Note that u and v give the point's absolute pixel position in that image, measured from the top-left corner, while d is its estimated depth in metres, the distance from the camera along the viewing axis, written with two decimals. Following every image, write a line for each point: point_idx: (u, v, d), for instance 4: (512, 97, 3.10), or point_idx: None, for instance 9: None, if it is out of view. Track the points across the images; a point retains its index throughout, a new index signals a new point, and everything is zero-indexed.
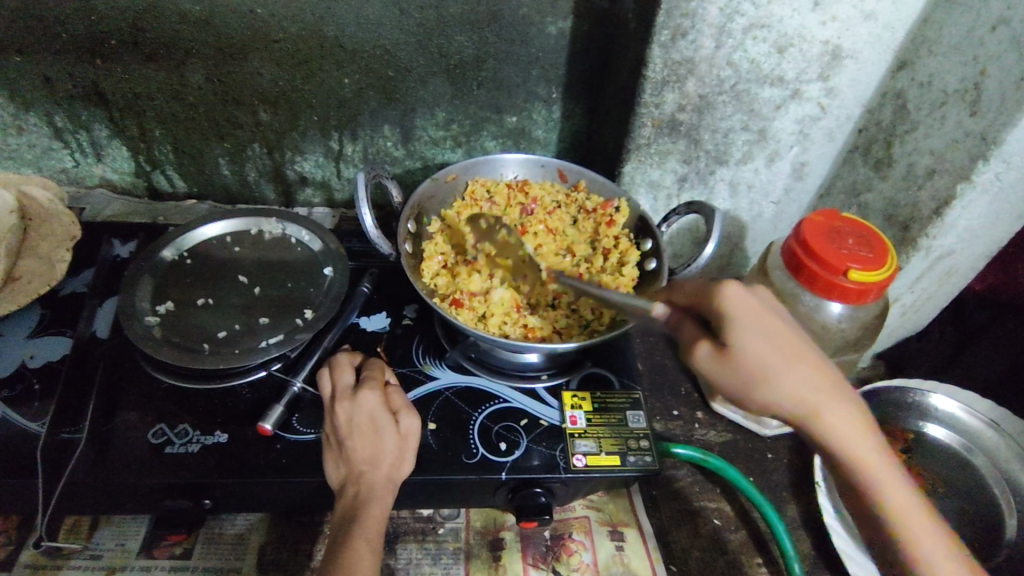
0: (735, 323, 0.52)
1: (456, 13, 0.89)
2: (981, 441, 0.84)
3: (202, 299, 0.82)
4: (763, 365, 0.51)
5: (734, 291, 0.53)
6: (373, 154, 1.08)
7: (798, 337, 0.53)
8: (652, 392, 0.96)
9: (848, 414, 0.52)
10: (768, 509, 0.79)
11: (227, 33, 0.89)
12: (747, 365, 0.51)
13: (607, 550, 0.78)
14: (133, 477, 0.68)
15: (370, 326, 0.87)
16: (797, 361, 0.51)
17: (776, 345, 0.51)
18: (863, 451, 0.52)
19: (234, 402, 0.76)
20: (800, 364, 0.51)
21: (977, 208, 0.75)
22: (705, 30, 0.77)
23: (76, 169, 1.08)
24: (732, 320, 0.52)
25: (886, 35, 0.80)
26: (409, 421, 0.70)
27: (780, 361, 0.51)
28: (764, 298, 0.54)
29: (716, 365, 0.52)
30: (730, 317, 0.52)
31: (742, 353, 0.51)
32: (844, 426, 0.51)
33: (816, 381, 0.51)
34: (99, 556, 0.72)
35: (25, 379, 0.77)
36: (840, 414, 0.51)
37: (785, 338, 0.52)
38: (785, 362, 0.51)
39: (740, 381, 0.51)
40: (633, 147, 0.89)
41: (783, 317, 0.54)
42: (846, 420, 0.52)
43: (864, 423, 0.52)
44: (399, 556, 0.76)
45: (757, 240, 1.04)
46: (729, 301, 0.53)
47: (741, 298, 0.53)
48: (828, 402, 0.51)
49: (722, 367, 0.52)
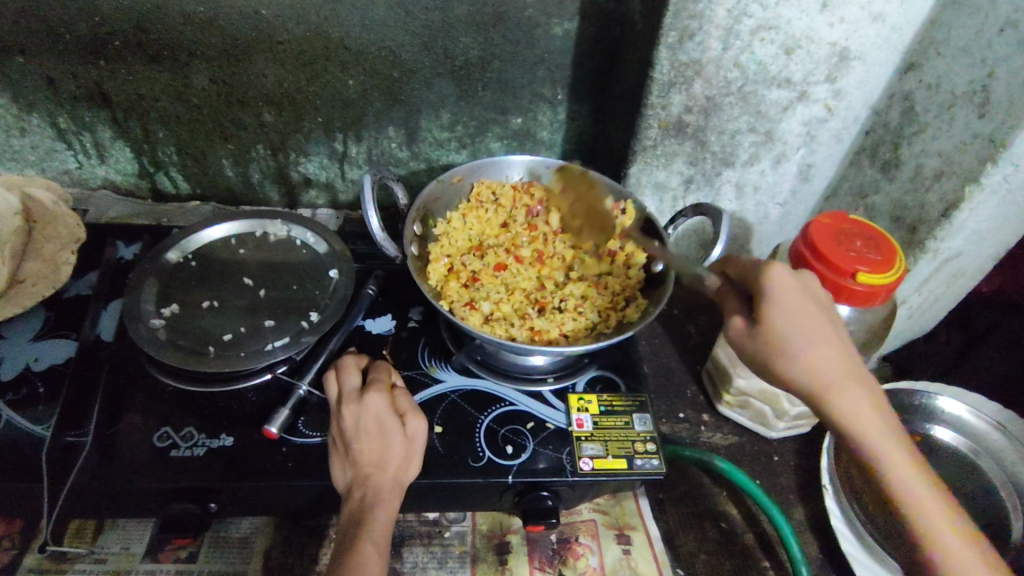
0: (770, 300, 0.57)
1: (462, 14, 0.89)
2: (988, 443, 0.84)
3: (206, 301, 0.82)
4: (787, 339, 0.56)
5: (779, 272, 0.58)
6: (377, 155, 1.07)
7: (829, 319, 0.57)
8: (658, 394, 0.95)
9: (862, 401, 0.56)
10: (775, 513, 0.78)
11: (232, 33, 0.89)
12: (769, 337, 0.57)
13: (614, 554, 0.77)
14: (138, 481, 0.68)
15: (375, 328, 0.87)
16: (823, 341, 0.56)
17: (803, 323, 0.56)
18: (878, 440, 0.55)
19: (239, 405, 0.76)
20: (822, 344, 0.56)
21: (986, 209, 0.75)
22: (713, 32, 0.76)
23: (80, 170, 1.07)
24: (764, 297, 0.57)
25: (894, 37, 0.80)
26: (415, 423, 0.70)
27: (806, 338, 0.56)
28: (808, 283, 0.59)
29: (742, 333, 0.59)
30: (766, 293, 0.57)
31: (767, 327, 0.57)
32: (859, 410, 0.55)
33: (836, 362, 0.56)
34: (104, 559, 0.72)
35: (29, 382, 0.77)
36: (854, 398, 0.56)
37: (814, 321, 0.56)
38: (810, 340, 0.56)
39: (763, 350, 0.57)
40: (639, 148, 0.89)
41: (821, 301, 0.58)
42: (861, 404, 0.56)
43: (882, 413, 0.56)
44: (405, 559, 0.76)
45: (762, 242, 1.04)
46: (770, 280, 0.58)
47: (782, 278, 0.58)
48: (845, 385, 0.56)
49: (745, 337, 0.59)
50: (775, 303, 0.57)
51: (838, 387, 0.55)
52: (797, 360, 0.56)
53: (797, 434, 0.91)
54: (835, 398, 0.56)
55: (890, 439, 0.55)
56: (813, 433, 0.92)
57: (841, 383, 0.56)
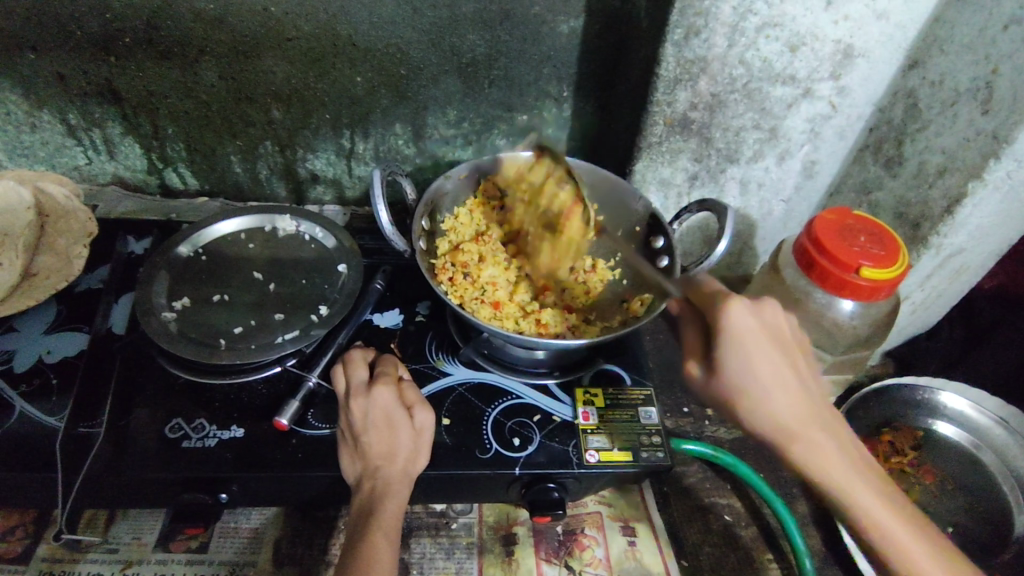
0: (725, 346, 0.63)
1: (469, 12, 0.90)
2: (990, 437, 0.85)
3: (217, 295, 0.83)
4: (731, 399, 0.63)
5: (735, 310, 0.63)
6: (384, 151, 1.08)
7: (792, 366, 0.62)
8: (663, 388, 0.96)
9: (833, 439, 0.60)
10: (776, 502, 0.80)
11: (241, 31, 0.90)
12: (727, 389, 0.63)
13: (619, 546, 0.78)
14: (152, 471, 0.69)
15: (383, 323, 0.88)
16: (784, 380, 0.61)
17: (770, 374, 0.61)
18: (844, 477, 0.59)
19: (249, 396, 0.77)
20: (781, 384, 0.61)
21: (988, 205, 0.76)
22: (718, 29, 0.77)
23: (89, 166, 1.08)
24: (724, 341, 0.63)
25: (897, 34, 0.80)
26: (423, 416, 0.71)
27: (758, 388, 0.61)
28: (772, 328, 0.63)
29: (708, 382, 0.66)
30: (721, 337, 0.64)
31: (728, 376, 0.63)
32: (823, 445, 0.60)
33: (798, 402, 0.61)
34: (116, 549, 0.73)
35: (42, 374, 0.78)
36: (819, 442, 0.60)
37: (780, 376, 0.61)
38: (773, 387, 0.61)
39: (727, 397, 0.63)
40: (645, 145, 0.90)
41: (784, 337, 0.63)
42: (825, 447, 0.60)
43: (846, 451, 0.60)
44: (414, 550, 0.77)
45: (766, 238, 1.05)
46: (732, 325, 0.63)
47: (746, 322, 0.62)
48: (805, 433, 0.60)
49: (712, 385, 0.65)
50: (728, 350, 0.62)
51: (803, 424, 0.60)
52: (753, 398, 0.61)
53: None
54: (796, 434, 0.60)
55: (851, 470, 0.59)
56: None
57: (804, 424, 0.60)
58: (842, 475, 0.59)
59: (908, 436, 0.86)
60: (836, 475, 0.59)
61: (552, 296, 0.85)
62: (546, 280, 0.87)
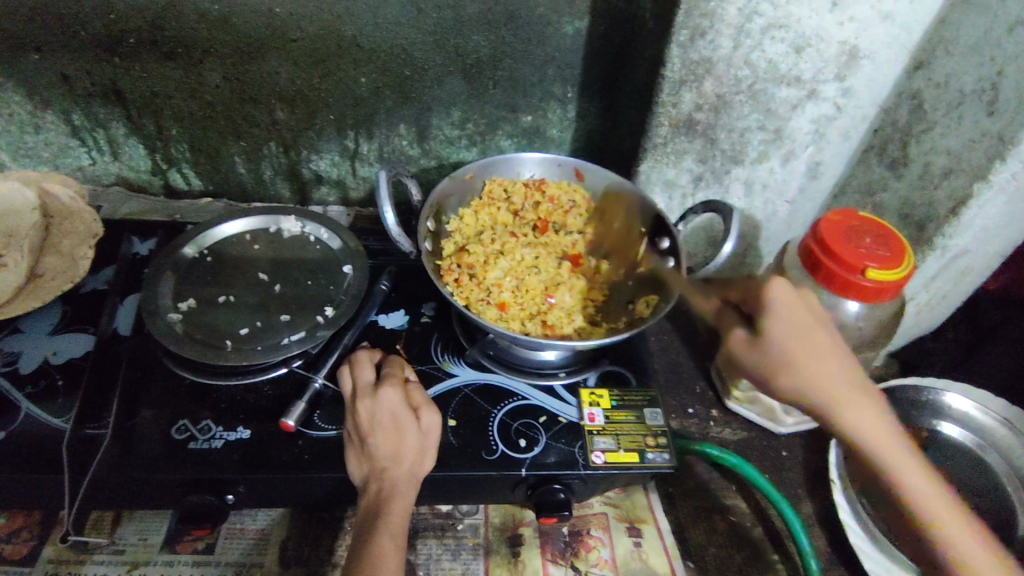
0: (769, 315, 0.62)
1: (474, 13, 0.90)
2: (994, 438, 0.85)
3: (222, 296, 0.83)
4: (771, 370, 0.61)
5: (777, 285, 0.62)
6: (388, 152, 1.08)
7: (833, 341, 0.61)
8: (668, 389, 0.96)
9: (878, 418, 0.59)
10: (781, 503, 0.80)
11: (246, 31, 0.90)
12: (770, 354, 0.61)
13: (625, 547, 0.78)
14: (159, 473, 0.69)
15: (388, 324, 0.88)
16: (829, 360, 0.60)
17: (808, 343, 0.60)
18: (896, 455, 0.58)
19: (255, 398, 0.77)
20: (825, 359, 0.60)
21: (993, 207, 0.76)
22: (724, 30, 0.77)
23: (93, 166, 1.08)
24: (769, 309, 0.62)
25: (903, 35, 0.79)
26: (430, 417, 0.71)
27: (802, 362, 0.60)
28: (810, 303, 0.63)
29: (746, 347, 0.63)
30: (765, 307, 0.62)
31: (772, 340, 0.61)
32: (872, 428, 0.58)
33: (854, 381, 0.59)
34: (122, 550, 0.73)
35: (48, 375, 0.78)
36: (871, 421, 0.58)
37: (823, 344, 0.60)
38: (812, 358, 0.60)
39: (759, 364, 0.62)
40: (650, 146, 0.90)
41: (813, 307, 0.63)
42: (871, 420, 0.58)
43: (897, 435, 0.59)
44: (420, 551, 0.77)
45: (771, 239, 1.05)
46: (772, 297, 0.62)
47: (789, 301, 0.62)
48: (858, 404, 0.59)
49: (751, 351, 0.62)
50: (773, 318, 0.61)
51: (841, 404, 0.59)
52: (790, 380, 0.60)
53: (805, 429, 0.92)
54: (840, 412, 0.58)
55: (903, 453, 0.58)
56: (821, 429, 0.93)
57: (852, 404, 0.58)
58: (884, 448, 0.58)
59: (913, 437, 0.86)
60: (885, 458, 0.58)
61: (569, 294, 0.84)
62: (554, 282, 0.86)
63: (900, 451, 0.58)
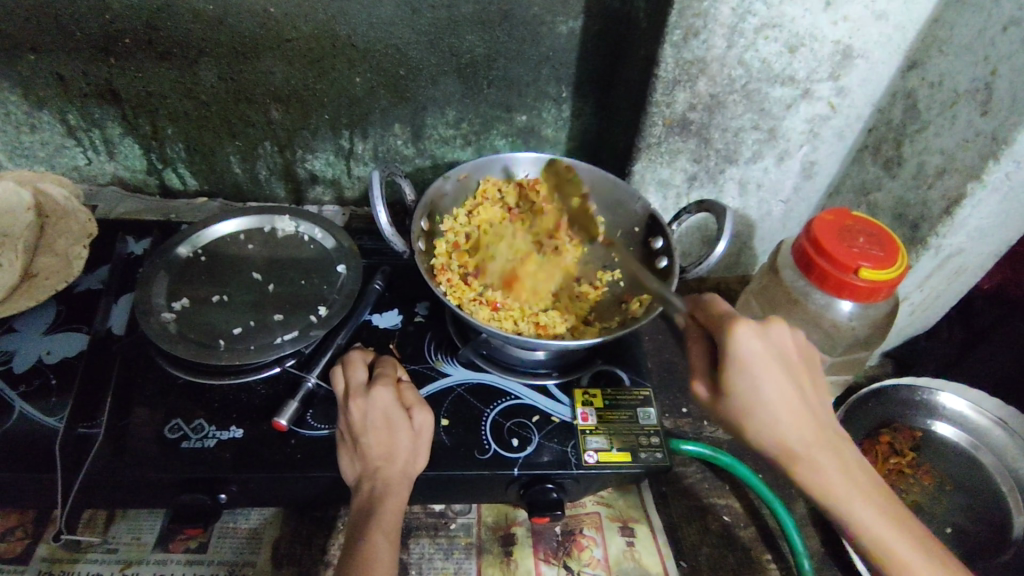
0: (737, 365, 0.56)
1: (468, 13, 0.90)
2: (988, 438, 0.85)
3: (216, 296, 0.83)
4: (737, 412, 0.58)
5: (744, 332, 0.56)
6: (383, 152, 1.08)
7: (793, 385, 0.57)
8: (662, 389, 0.96)
9: (831, 460, 0.57)
10: (775, 504, 0.80)
11: (241, 31, 0.90)
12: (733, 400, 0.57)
13: (618, 546, 0.78)
14: (151, 472, 0.69)
15: (382, 323, 0.88)
16: (780, 412, 0.56)
17: (768, 391, 0.56)
18: (834, 481, 0.57)
19: (248, 397, 0.77)
20: (779, 403, 0.56)
21: (987, 207, 0.76)
22: (717, 30, 0.77)
23: (89, 166, 1.08)
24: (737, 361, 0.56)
25: (897, 35, 0.80)
26: (422, 417, 0.71)
27: (761, 409, 0.56)
28: (780, 350, 0.57)
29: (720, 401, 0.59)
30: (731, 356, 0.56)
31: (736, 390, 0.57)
32: (827, 471, 0.57)
33: (800, 422, 0.57)
34: (115, 549, 0.73)
35: (42, 374, 0.78)
36: (821, 461, 0.57)
37: (791, 399, 0.57)
38: (767, 408, 0.56)
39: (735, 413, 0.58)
40: (644, 146, 0.90)
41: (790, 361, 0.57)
42: (823, 464, 0.57)
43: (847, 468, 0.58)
44: (412, 550, 0.77)
45: (766, 239, 1.05)
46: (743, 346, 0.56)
47: (750, 351, 0.56)
48: (807, 450, 0.57)
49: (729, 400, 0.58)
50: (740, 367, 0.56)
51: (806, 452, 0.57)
52: (755, 432, 0.57)
53: None
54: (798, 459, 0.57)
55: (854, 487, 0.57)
56: None
57: (802, 452, 0.57)
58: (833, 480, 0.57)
59: (906, 436, 0.86)
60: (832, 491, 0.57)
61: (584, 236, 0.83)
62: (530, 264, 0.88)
63: (843, 484, 0.57)
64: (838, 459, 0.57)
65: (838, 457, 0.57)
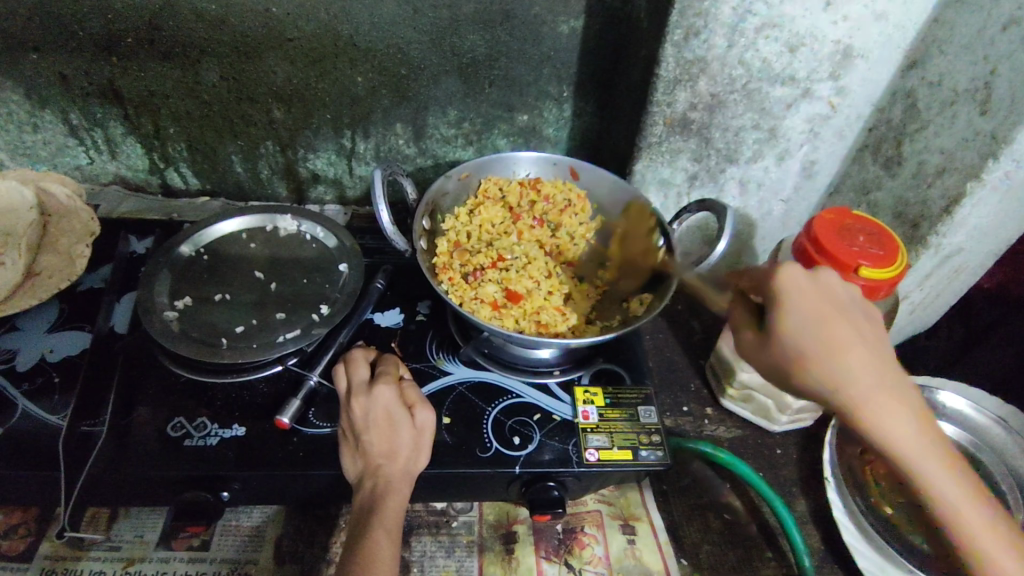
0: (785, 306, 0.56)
1: (469, 12, 0.90)
2: (988, 437, 0.85)
3: (219, 294, 0.83)
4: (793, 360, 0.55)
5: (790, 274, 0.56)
6: (385, 151, 1.09)
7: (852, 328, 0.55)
8: (662, 388, 0.96)
9: (901, 414, 0.53)
10: (776, 502, 0.80)
11: (243, 31, 0.90)
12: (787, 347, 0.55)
13: (619, 544, 0.79)
14: (154, 469, 0.70)
15: (384, 322, 0.88)
16: (844, 357, 0.54)
17: (825, 333, 0.54)
18: (902, 437, 0.53)
19: (250, 395, 0.77)
20: (840, 348, 0.54)
21: (986, 206, 0.76)
22: (718, 29, 0.77)
23: (91, 165, 1.09)
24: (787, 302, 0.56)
25: (896, 35, 0.80)
26: (424, 415, 0.71)
27: (822, 355, 0.54)
28: (830, 291, 0.57)
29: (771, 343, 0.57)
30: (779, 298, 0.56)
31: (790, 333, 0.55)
32: (895, 427, 0.53)
33: (864, 369, 0.54)
34: (118, 547, 0.74)
35: (45, 373, 0.78)
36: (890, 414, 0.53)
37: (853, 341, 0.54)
38: (830, 351, 0.54)
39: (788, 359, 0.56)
40: (644, 145, 0.90)
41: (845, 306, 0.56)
42: (894, 419, 0.53)
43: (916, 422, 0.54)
44: (414, 548, 0.77)
45: (766, 238, 1.05)
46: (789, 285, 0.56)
47: (797, 290, 0.56)
48: (873, 402, 0.53)
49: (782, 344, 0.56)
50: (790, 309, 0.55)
51: (877, 403, 0.53)
52: (816, 380, 0.54)
53: (800, 427, 0.92)
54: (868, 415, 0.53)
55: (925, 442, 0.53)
56: (816, 428, 0.93)
57: (865, 407, 0.53)
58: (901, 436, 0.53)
59: None
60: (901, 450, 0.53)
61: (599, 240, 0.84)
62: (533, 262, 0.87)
63: (911, 440, 0.53)
64: (908, 414, 0.53)
65: (907, 408, 0.53)
